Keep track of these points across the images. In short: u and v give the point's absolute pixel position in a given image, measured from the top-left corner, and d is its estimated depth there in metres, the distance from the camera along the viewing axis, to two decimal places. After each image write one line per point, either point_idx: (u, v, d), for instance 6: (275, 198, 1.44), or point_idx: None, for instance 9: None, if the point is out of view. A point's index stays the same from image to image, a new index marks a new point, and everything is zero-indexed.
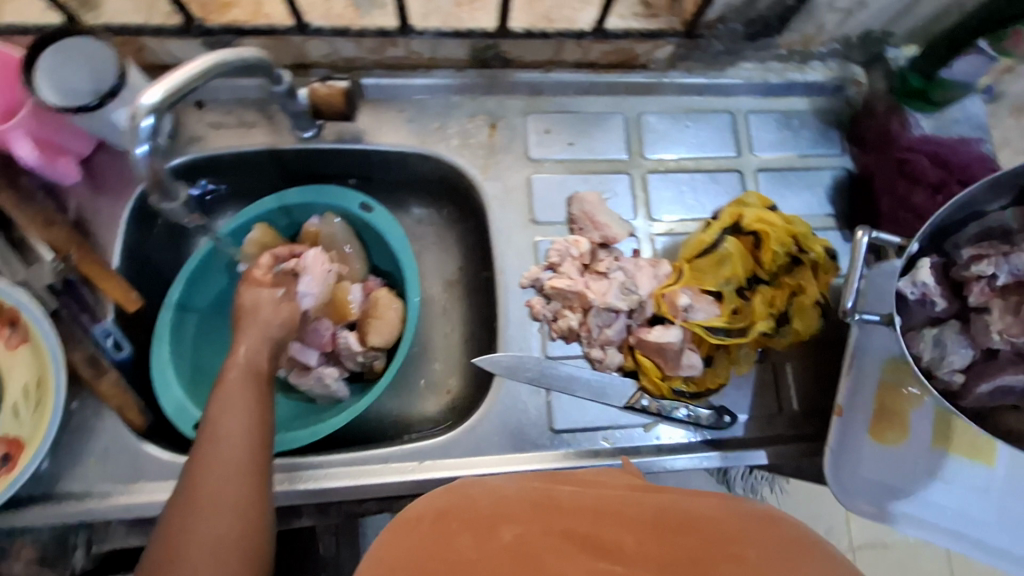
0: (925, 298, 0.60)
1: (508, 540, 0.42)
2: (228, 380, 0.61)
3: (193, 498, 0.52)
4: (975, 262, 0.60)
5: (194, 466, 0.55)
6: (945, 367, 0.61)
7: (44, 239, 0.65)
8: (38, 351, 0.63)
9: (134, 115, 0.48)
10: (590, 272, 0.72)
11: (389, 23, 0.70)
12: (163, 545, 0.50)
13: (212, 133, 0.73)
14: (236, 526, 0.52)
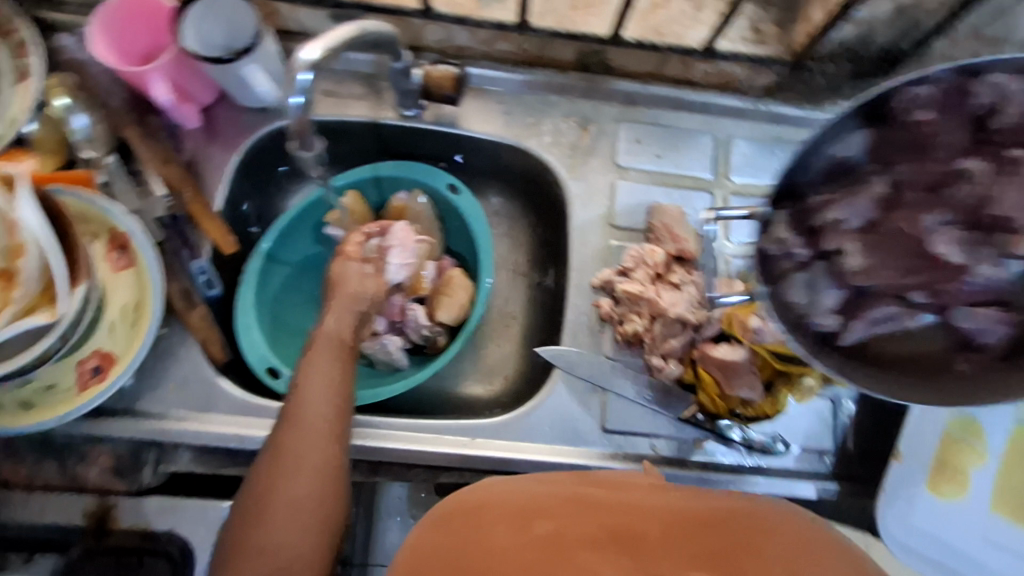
0: (783, 246, 0.50)
1: (543, 536, 0.44)
2: (316, 351, 0.66)
3: (281, 459, 0.59)
4: (829, 205, 0.50)
5: (283, 428, 0.61)
6: (818, 310, 0.49)
7: (160, 174, 0.70)
8: (142, 277, 0.67)
9: (292, 70, 0.51)
10: (664, 281, 0.73)
11: (507, 17, 0.74)
12: (257, 498, 0.58)
13: (322, 99, 0.77)
14: (315, 488, 0.58)
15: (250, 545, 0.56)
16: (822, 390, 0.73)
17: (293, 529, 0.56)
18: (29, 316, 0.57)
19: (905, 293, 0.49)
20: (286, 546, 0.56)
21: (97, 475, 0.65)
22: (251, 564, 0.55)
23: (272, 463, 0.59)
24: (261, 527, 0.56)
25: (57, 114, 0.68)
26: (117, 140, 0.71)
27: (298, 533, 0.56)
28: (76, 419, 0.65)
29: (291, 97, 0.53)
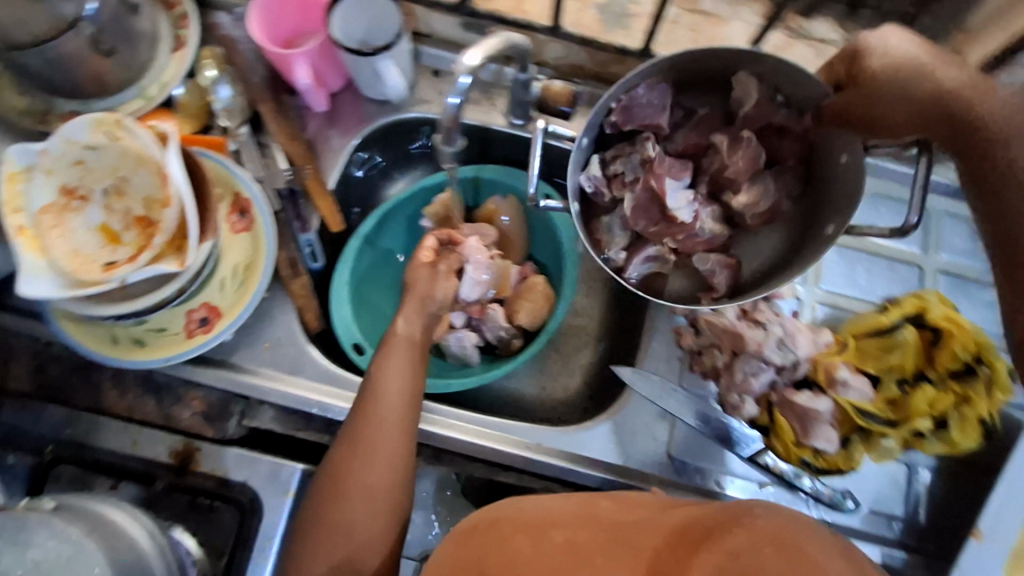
0: (600, 191, 0.72)
1: (559, 543, 0.48)
2: (394, 343, 0.67)
3: (359, 446, 0.61)
4: (614, 161, 0.72)
5: (360, 415, 0.63)
6: (613, 244, 0.73)
7: (286, 149, 0.75)
8: (258, 240, 0.71)
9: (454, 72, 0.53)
10: (749, 318, 0.72)
11: (630, 43, 0.75)
12: (335, 480, 0.60)
13: (438, 99, 0.80)
14: (387, 478, 0.61)
15: (328, 523, 0.59)
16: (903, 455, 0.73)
17: (366, 513, 0.59)
18: (159, 262, 0.61)
19: (661, 239, 0.73)
20: (360, 528, 0.59)
21: (190, 417, 0.70)
22: (328, 540, 0.59)
23: (349, 448, 0.62)
24: (338, 508, 0.59)
25: (205, 83, 0.74)
26: (252, 111, 0.76)
27: (371, 518, 0.59)
28: (179, 362, 0.69)
29: (448, 97, 0.54)
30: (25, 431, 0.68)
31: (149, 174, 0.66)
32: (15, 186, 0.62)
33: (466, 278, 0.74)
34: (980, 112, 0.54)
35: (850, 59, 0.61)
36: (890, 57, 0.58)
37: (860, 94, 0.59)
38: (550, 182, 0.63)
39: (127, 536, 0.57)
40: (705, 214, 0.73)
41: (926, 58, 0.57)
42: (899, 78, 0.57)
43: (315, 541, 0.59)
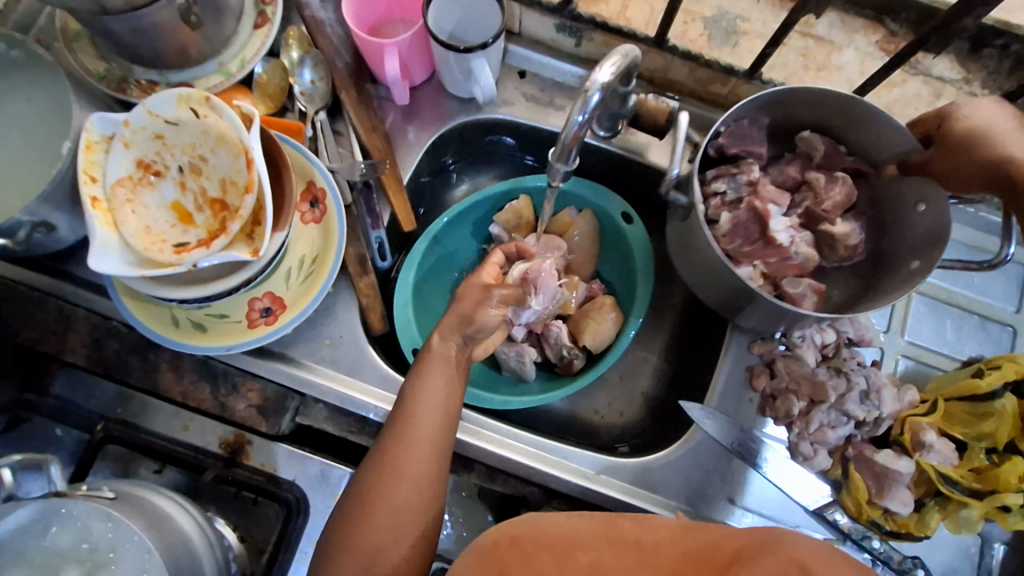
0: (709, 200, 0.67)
1: (585, 568, 0.41)
2: (433, 355, 0.60)
3: (389, 464, 0.55)
4: (715, 179, 0.68)
5: (392, 430, 0.57)
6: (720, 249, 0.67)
7: (365, 141, 0.73)
8: (329, 232, 0.68)
9: (585, 89, 0.50)
10: (830, 365, 0.69)
11: (737, 62, 0.72)
12: (361, 499, 0.54)
13: (522, 102, 0.76)
14: (413, 502, 0.54)
15: (352, 548, 0.52)
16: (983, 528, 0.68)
17: (393, 539, 0.52)
18: (233, 249, 0.59)
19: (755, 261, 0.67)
20: (385, 556, 0.52)
21: (245, 409, 0.67)
22: (352, 568, 0.52)
23: (378, 465, 0.55)
24: (363, 530, 0.53)
25: (287, 63, 0.73)
26: (332, 96, 0.74)
27: (397, 544, 0.52)
28: (239, 352, 0.67)
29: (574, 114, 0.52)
30: (76, 405, 0.69)
31: (228, 154, 0.62)
32: (93, 156, 0.61)
33: (529, 309, 0.71)
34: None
35: (943, 118, 0.60)
36: (981, 120, 0.58)
37: (945, 151, 0.59)
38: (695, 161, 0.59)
39: (178, 529, 0.54)
40: (800, 239, 0.68)
41: (1002, 128, 0.57)
42: (983, 141, 0.57)
43: (336, 567, 0.52)
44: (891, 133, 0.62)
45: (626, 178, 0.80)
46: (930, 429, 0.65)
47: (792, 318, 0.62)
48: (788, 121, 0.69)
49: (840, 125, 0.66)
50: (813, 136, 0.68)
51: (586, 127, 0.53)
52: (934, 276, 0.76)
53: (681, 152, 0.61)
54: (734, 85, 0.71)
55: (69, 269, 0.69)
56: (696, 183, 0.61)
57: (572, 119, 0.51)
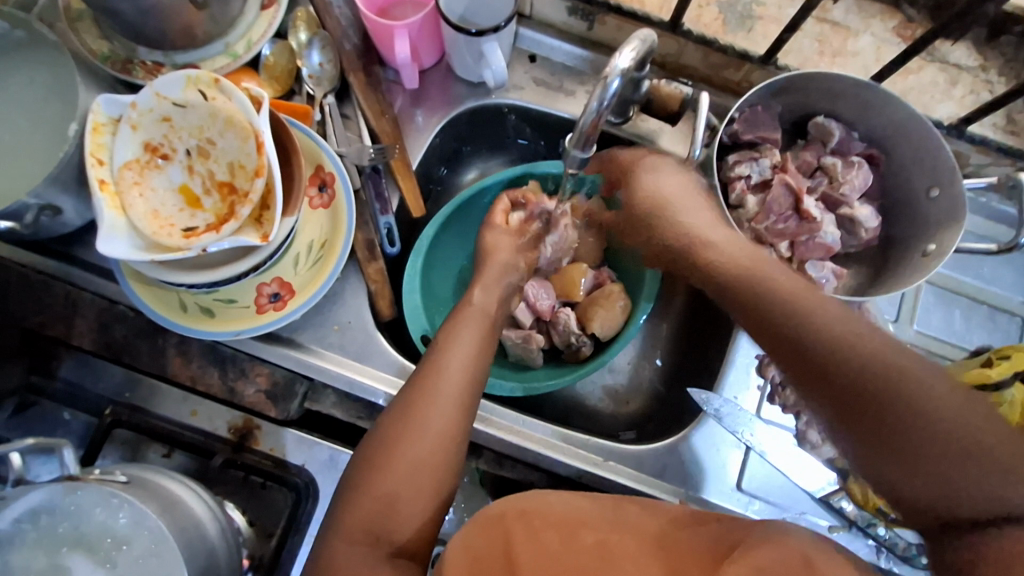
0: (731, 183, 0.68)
1: (590, 549, 0.40)
2: (466, 315, 0.62)
3: (414, 413, 0.53)
4: (737, 165, 0.67)
5: (418, 380, 0.56)
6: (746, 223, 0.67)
7: (373, 125, 0.72)
8: (336, 216, 0.68)
9: (606, 75, 0.50)
10: None
11: (752, 48, 0.72)
12: (381, 446, 0.52)
13: (532, 86, 0.76)
14: (439, 439, 0.53)
15: (368, 495, 0.50)
16: None
17: (411, 488, 0.50)
18: (242, 234, 0.58)
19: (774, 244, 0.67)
20: (405, 486, 0.50)
21: (253, 394, 0.67)
22: (370, 502, 0.50)
23: (402, 414, 0.54)
24: (380, 476, 0.51)
25: (295, 45, 0.72)
26: (340, 80, 0.73)
27: (415, 495, 0.50)
28: (247, 338, 0.66)
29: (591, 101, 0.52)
30: (84, 390, 0.68)
31: (236, 137, 0.61)
32: (100, 138, 0.60)
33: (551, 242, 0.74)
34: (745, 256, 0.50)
35: (650, 211, 0.57)
36: (661, 185, 0.57)
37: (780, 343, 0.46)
38: (720, 143, 0.60)
39: (192, 514, 0.54)
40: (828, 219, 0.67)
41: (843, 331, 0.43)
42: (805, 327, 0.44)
43: (349, 516, 0.50)
44: (909, 128, 0.63)
45: None
46: None
47: None
48: (801, 109, 0.69)
49: (849, 115, 0.67)
50: (828, 122, 0.67)
51: (605, 113, 0.52)
52: (945, 267, 0.75)
53: (704, 134, 0.61)
54: (748, 71, 0.71)
55: (76, 252, 0.69)
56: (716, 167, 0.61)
57: (589, 107, 0.51)
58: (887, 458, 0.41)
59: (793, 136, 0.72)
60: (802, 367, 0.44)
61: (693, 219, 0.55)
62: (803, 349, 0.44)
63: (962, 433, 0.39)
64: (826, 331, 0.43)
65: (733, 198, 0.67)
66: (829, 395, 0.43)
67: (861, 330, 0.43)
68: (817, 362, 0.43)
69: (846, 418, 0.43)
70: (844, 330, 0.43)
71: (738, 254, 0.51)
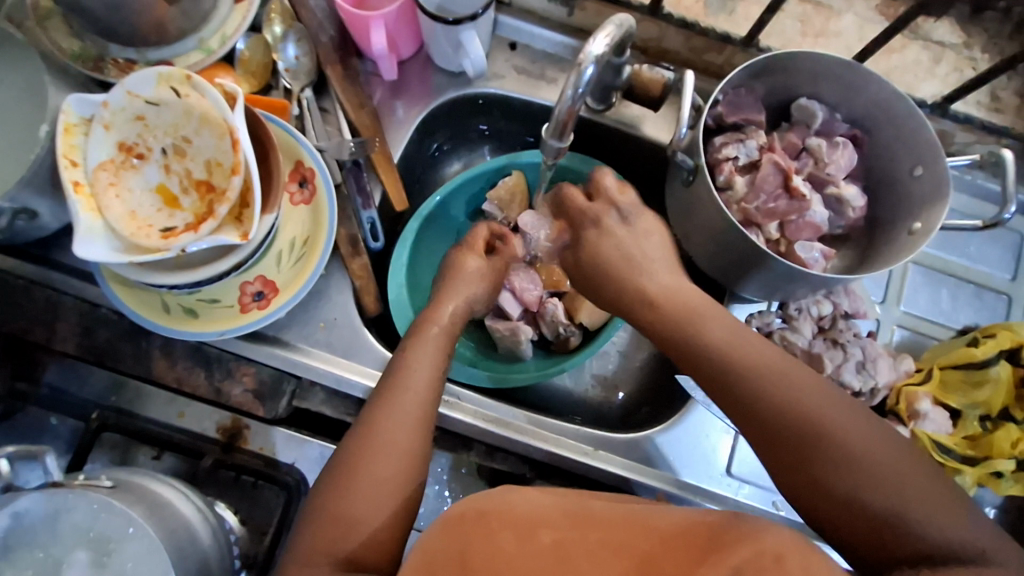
0: (718, 166, 0.67)
1: (548, 548, 0.39)
2: (426, 336, 0.60)
3: (373, 432, 0.53)
4: (724, 147, 0.67)
5: (378, 394, 0.55)
6: (737, 201, 0.66)
7: (353, 119, 0.71)
8: (318, 213, 0.67)
9: (579, 62, 0.49)
10: (826, 337, 0.68)
11: (734, 30, 0.71)
12: (344, 462, 0.52)
13: (513, 75, 0.75)
14: (404, 474, 0.51)
15: (331, 512, 0.50)
16: (986, 498, 0.68)
17: (373, 508, 0.50)
18: (221, 233, 0.58)
19: (761, 226, 0.66)
20: (368, 521, 0.49)
21: (240, 394, 0.67)
22: (332, 532, 0.49)
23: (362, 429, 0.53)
24: (344, 496, 0.50)
25: (269, 38, 0.71)
26: (318, 73, 0.72)
27: (376, 514, 0.50)
28: (232, 337, 0.66)
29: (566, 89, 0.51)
30: (69, 394, 0.68)
31: (212, 135, 0.60)
32: (72, 139, 0.59)
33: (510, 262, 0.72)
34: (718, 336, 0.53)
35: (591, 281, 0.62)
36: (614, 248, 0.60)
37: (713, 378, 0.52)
38: (707, 121, 0.59)
39: (180, 516, 0.53)
40: (817, 199, 0.67)
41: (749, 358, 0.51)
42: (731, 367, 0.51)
43: (311, 532, 0.49)
44: (893, 107, 0.62)
45: (619, 154, 0.79)
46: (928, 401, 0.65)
47: (788, 286, 0.62)
48: (784, 92, 0.68)
49: (831, 95, 0.66)
50: (811, 104, 0.66)
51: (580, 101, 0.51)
52: (933, 246, 0.75)
53: (688, 114, 0.59)
54: (729, 53, 0.71)
55: (53, 256, 0.68)
56: (702, 147, 0.59)
57: (563, 95, 0.50)
58: (846, 518, 0.45)
59: (778, 119, 0.71)
60: (774, 448, 0.48)
61: (660, 285, 0.58)
62: (782, 433, 0.48)
63: (909, 494, 0.44)
64: (804, 420, 0.47)
65: (721, 181, 0.66)
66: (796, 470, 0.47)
67: (827, 415, 0.47)
68: (794, 445, 0.47)
69: (811, 493, 0.47)
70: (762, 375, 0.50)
71: (715, 342, 0.53)
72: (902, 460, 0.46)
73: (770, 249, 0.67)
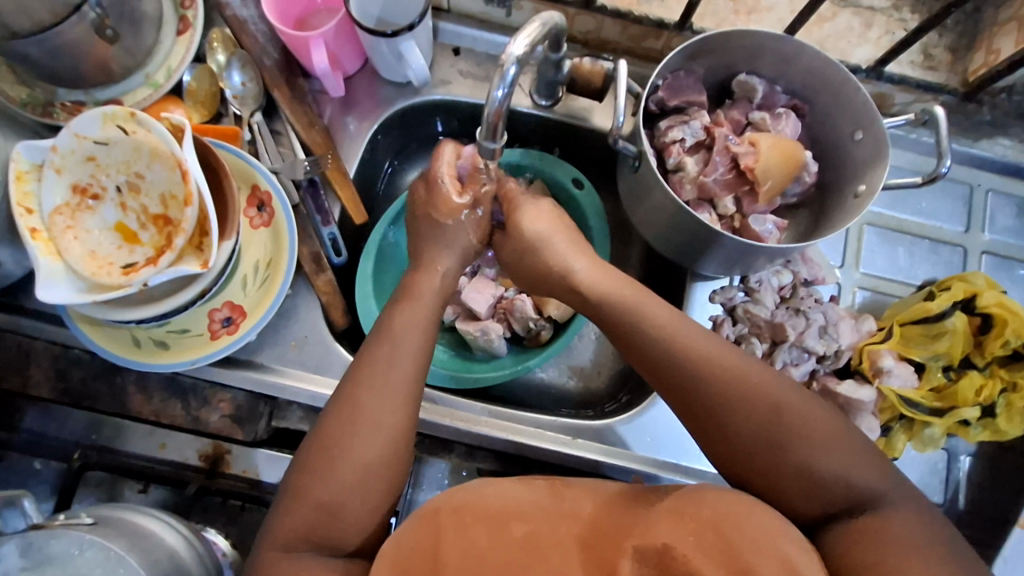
0: (665, 149, 0.68)
1: (518, 542, 0.40)
2: (414, 306, 0.58)
3: (359, 407, 0.52)
4: (669, 130, 0.67)
5: (356, 374, 0.54)
6: (688, 179, 0.67)
7: (304, 138, 0.72)
8: (278, 235, 0.67)
9: (501, 63, 0.49)
10: (788, 306, 0.69)
11: (667, 15, 0.73)
12: (326, 443, 0.51)
13: (460, 79, 0.76)
14: (384, 451, 0.51)
15: (308, 499, 0.50)
16: (955, 445, 0.70)
17: (359, 486, 0.50)
18: (181, 264, 0.58)
19: (714, 202, 0.68)
20: (345, 506, 0.49)
21: (218, 420, 0.68)
22: (310, 519, 0.49)
23: (342, 411, 0.52)
24: (326, 482, 0.50)
25: (214, 67, 0.72)
26: (265, 96, 0.73)
27: (362, 500, 0.50)
28: (204, 365, 0.66)
29: (494, 89, 0.51)
30: (48, 437, 0.68)
31: (163, 168, 0.61)
32: (25, 186, 0.59)
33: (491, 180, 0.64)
34: (644, 319, 0.55)
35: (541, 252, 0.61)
36: (533, 227, 0.62)
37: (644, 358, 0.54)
38: (645, 108, 0.60)
39: (163, 544, 0.54)
40: None
41: (689, 341, 0.53)
42: (664, 342, 0.53)
43: (286, 515, 0.50)
44: (825, 77, 0.64)
45: (572, 146, 0.80)
46: (893, 358, 0.66)
47: (744, 258, 0.63)
48: (723, 70, 0.69)
49: (767, 68, 0.68)
50: (750, 78, 0.68)
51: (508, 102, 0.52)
52: (884, 206, 0.77)
53: (626, 101, 0.61)
54: (667, 38, 0.72)
55: (18, 302, 0.68)
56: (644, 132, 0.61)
57: (490, 94, 0.50)
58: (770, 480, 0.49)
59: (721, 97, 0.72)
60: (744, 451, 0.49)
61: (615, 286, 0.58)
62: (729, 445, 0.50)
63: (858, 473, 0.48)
64: (731, 383, 0.50)
65: (671, 164, 0.67)
66: (731, 429, 0.50)
67: (754, 395, 0.50)
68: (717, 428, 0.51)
69: (732, 455, 0.50)
70: (698, 352, 0.52)
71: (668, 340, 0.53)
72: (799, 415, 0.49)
73: (725, 226, 0.68)
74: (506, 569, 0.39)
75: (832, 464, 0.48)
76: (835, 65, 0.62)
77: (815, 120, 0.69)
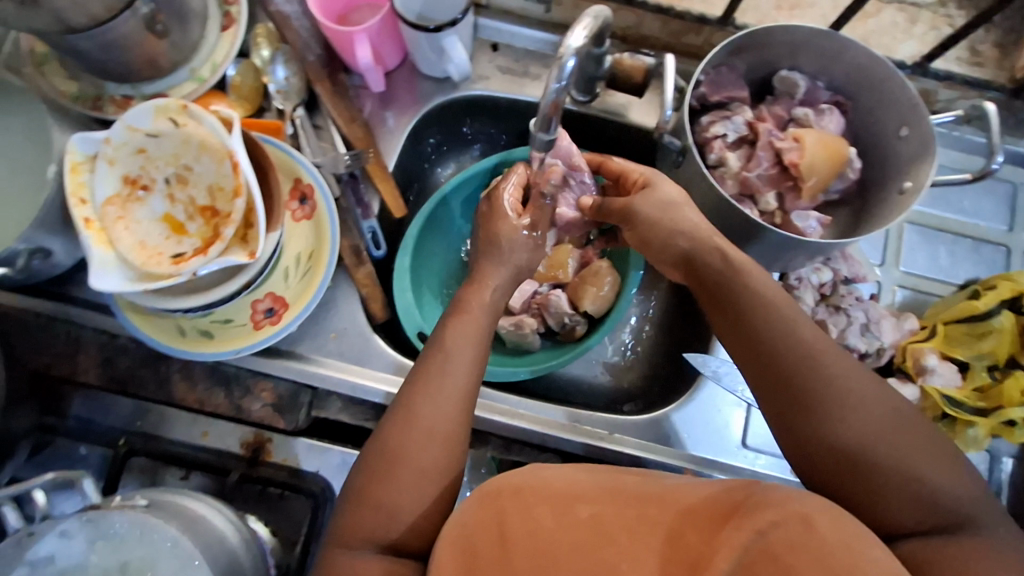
0: (707, 145, 0.68)
1: (585, 523, 0.40)
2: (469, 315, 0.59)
3: (414, 416, 0.52)
4: (710, 126, 0.68)
5: (413, 385, 0.54)
6: (729, 174, 0.67)
7: (345, 132, 0.72)
8: (320, 227, 0.68)
9: (560, 55, 0.49)
10: (828, 304, 0.69)
11: (709, 11, 0.73)
12: (382, 451, 0.52)
13: (498, 75, 0.76)
14: (443, 460, 0.52)
15: (368, 502, 0.50)
16: (999, 447, 0.69)
17: (428, 500, 0.51)
18: (229, 254, 0.59)
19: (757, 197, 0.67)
20: (403, 511, 0.50)
21: (260, 409, 0.69)
22: (370, 523, 0.50)
23: (399, 417, 0.53)
24: (385, 486, 0.50)
25: (258, 62, 0.72)
26: (307, 91, 0.74)
27: (417, 504, 0.50)
28: (248, 355, 0.68)
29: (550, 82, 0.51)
30: (95, 423, 0.70)
31: (211, 160, 0.62)
32: (79, 177, 0.61)
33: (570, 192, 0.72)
34: (747, 301, 0.54)
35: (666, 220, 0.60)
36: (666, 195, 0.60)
37: (728, 312, 0.55)
38: (691, 102, 0.60)
39: (214, 530, 0.55)
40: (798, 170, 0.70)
41: (776, 302, 0.53)
42: (746, 297, 0.54)
43: (349, 515, 0.51)
44: (872, 73, 0.63)
45: (609, 143, 0.80)
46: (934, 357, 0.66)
47: (785, 255, 0.63)
48: (764, 66, 0.69)
49: (809, 65, 0.68)
50: (792, 74, 0.68)
51: (564, 93, 0.51)
52: (927, 204, 0.76)
53: (673, 96, 0.61)
54: (708, 34, 0.72)
55: (69, 291, 0.70)
56: (689, 128, 0.61)
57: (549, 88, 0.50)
58: (834, 466, 0.48)
59: (763, 92, 0.72)
60: (814, 426, 0.49)
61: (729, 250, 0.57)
62: (805, 417, 0.49)
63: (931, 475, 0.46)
64: (808, 354, 0.50)
65: (712, 159, 0.67)
66: (812, 423, 0.49)
67: (829, 368, 0.50)
68: (791, 393, 0.50)
69: (805, 443, 0.49)
70: (784, 315, 0.53)
71: (756, 298, 0.54)
72: (871, 396, 0.49)
73: (766, 222, 0.68)
74: (575, 549, 0.38)
75: (910, 462, 0.46)
76: (883, 60, 0.61)
77: (857, 116, 0.69)
